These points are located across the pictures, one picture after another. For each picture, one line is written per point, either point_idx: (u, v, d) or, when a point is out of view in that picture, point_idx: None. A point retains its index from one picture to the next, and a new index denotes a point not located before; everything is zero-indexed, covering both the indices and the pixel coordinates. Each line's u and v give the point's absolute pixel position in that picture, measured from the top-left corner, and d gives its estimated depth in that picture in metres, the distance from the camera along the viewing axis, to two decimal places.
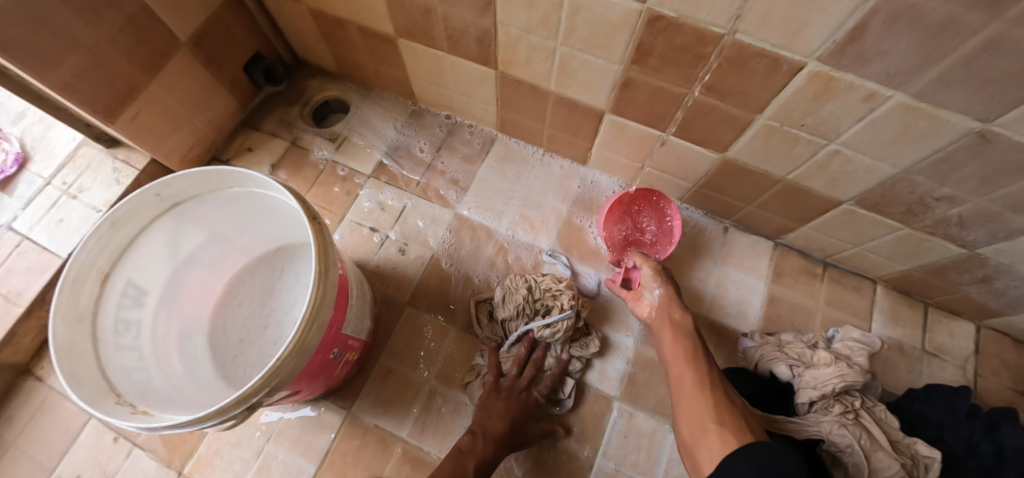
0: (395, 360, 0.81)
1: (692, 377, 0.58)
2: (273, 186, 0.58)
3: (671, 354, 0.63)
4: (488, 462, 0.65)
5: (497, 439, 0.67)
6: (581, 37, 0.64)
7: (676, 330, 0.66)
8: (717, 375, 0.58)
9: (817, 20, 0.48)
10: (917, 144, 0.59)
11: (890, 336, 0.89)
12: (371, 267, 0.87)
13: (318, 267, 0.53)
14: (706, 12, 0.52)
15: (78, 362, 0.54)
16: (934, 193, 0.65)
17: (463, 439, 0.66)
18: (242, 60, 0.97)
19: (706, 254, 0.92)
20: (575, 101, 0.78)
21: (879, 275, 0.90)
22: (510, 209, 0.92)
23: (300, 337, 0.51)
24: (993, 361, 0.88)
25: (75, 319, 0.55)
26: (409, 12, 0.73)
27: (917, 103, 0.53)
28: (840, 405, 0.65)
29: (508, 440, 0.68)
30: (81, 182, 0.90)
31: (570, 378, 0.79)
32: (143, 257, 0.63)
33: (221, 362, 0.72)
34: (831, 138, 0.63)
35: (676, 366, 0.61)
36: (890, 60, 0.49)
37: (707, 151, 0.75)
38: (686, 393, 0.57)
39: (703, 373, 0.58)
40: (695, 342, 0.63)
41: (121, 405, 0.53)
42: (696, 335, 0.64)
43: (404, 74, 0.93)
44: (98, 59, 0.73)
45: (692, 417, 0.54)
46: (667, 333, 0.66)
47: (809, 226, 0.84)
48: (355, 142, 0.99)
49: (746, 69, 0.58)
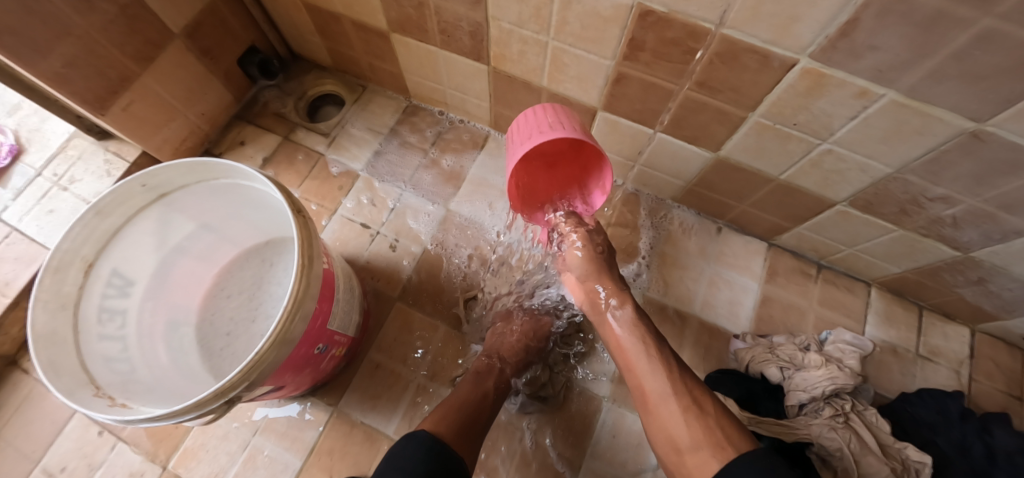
0: (384, 355, 0.80)
1: (653, 390, 0.56)
2: (258, 178, 0.57)
3: (626, 363, 0.61)
4: (503, 382, 0.70)
5: (510, 364, 0.72)
6: (572, 32, 0.64)
7: (624, 324, 0.63)
8: (679, 366, 0.58)
9: (807, 15, 0.48)
10: (909, 143, 0.58)
11: (884, 338, 0.88)
12: (361, 261, 0.87)
13: (301, 259, 0.53)
14: (696, 7, 0.52)
15: (58, 351, 0.53)
16: (927, 193, 0.64)
17: (479, 363, 0.71)
18: (237, 53, 0.97)
19: (699, 254, 0.91)
20: (568, 97, 0.78)
21: (873, 276, 0.89)
22: (502, 206, 0.91)
23: (281, 329, 0.50)
24: (988, 364, 0.87)
25: (56, 307, 0.55)
26: (402, 6, 0.73)
27: (909, 100, 0.53)
28: (830, 409, 0.65)
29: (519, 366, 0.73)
30: (73, 173, 0.90)
31: (559, 376, 0.79)
32: (129, 246, 0.63)
33: (208, 354, 0.72)
34: (823, 137, 0.63)
35: (632, 375, 0.59)
36: (881, 56, 0.49)
37: (699, 149, 0.75)
38: (655, 404, 0.55)
39: (664, 374, 0.56)
40: (644, 333, 0.61)
41: (99, 397, 0.52)
42: (645, 321, 0.63)
43: (398, 69, 0.93)
44: (90, 49, 0.73)
45: (667, 427, 0.53)
46: (615, 329, 0.63)
47: (803, 226, 0.83)
48: (348, 137, 0.98)
49: (738, 65, 0.57)
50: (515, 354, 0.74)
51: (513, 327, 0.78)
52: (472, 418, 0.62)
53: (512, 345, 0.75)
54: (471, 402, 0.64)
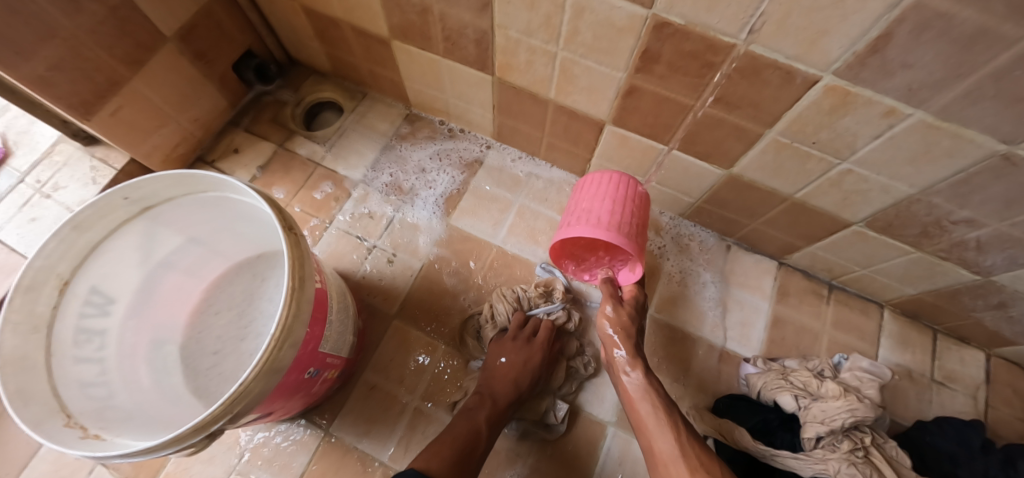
0: (380, 375, 0.76)
1: (665, 452, 0.55)
2: (249, 192, 0.54)
3: (636, 422, 0.59)
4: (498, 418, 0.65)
5: (504, 396, 0.68)
6: (583, 42, 0.61)
7: (636, 391, 0.61)
8: (692, 439, 0.55)
9: (837, 28, 0.45)
10: (936, 165, 0.55)
11: (898, 362, 0.85)
12: (357, 276, 0.83)
13: (292, 280, 0.49)
14: (718, 19, 0.49)
15: (29, 376, 0.49)
16: (951, 216, 0.62)
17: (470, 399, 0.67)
18: (233, 57, 0.93)
19: (708, 273, 0.88)
20: (575, 110, 0.75)
21: (887, 298, 0.86)
22: (505, 220, 0.88)
23: (269, 356, 0.46)
24: (1005, 391, 0.84)
25: (28, 329, 0.50)
26: (405, 12, 0.70)
27: (939, 121, 0.50)
28: (849, 442, 0.61)
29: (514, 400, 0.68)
30: (57, 179, 0.86)
31: (563, 401, 0.75)
32: (111, 262, 0.59)
33: (193, 374, 0.68)
34: (844, 156, 0.60)
35: (643, 436, 0.58)
36: (914, 74, 0.46)
37: (712, 166, 0.72)
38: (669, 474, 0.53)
39: (677, 443, 0.55)
40: (658, 396, 0.60)
41: (70, 428, 0.48)
42: (659, 388, 0.61)
43: (399, 76, 0.90)
44: (76, 51, 0.69)
45: None
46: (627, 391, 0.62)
47: (816, 246, 0.80)
48: (346, 146, 0.95)
49: (758, 80, 0.55)
50: (518, 375, 0.69)
51: (518, 342, 0.73)
52: (466, 455, 0.59)
53: (515, 364, 0.70)
54: (461, 439, 0.60)
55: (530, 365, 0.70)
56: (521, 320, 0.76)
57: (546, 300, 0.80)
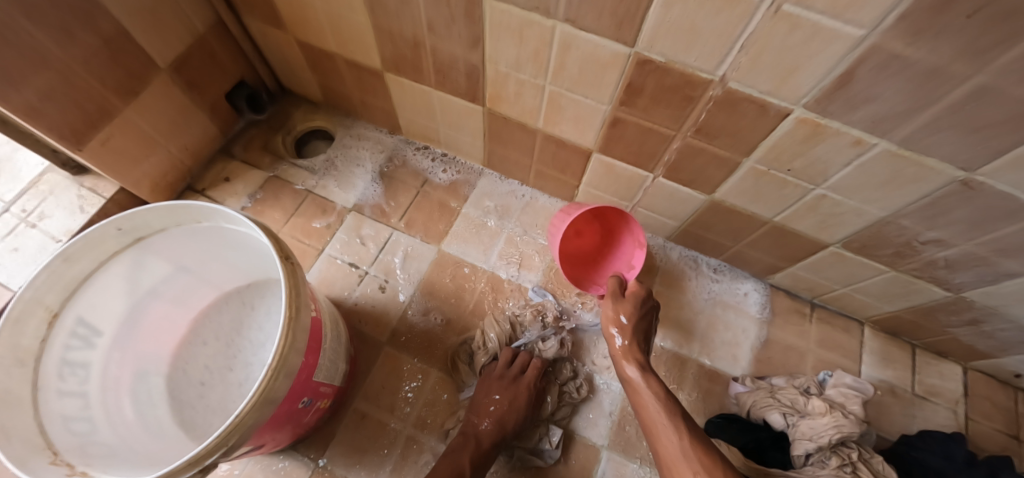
0: (371, 404, 0.75)
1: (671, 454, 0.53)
2: (244, 222, 0.54)
3: (648, 426, 0.58)
4: (485, 457, 0.65)
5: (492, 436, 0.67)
6: (570, 76, 0.64)
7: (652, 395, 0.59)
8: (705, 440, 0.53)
9: (805, 66, 0.49)
10: (904, 189, 0.59)
11: (882, 379, 0.87)
12: (349, 304, 0.83)
13: (288, 310, 0.49)
14: (695, 56, 0.53)
15: (13, 413, 0.47)
16: (921, 237, 0.65)
17: (457, 439, 0.67)
18: (225, 86, 0.95)
19: (695, 294, 0.90)
20: (563, 139, 0.77)
21: (866, 316, 0.89)
22: (495, 245, 0.89)
23: (264, 388, 0.46)
24: (985, 403, 0.87)
25: (11, 363, 0.49)
26: (398, 45, 0.73)
27: (903, 150, 0.54)
28: (837, 458, 0.61)
29: (501, 439, 0.68)
30: (43, 209, 0.85)
31: (557, 427, 0.75)
32: (98, 293, 0.58)
33: (179, 406, 0.66)
34: (818, 183, 0.63)
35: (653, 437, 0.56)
36: (878, 107, 0.50)
37: (694, 192, 0.75)
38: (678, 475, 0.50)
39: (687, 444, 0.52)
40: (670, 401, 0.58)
41: (57, 465, 0.46)
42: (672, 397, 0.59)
43: (390, 106, 0.92)
44: (69, 82, 0.70)
45: None
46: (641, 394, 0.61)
47: (797, 266, 0.83)
48: (337, 173, 0.96)
49: (735, 112, 0.58)
50: (505, 414, 0.69)
51: (505, 380, 0.73)
52: None
53: (503, 403, 0.70)
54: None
55: (517, 403, 0.70)
56: (512, 355, 0.76)
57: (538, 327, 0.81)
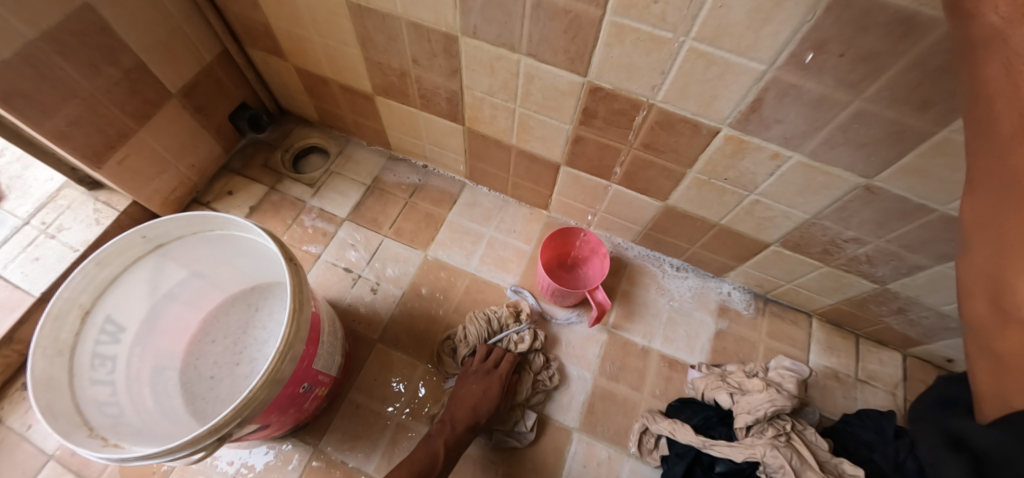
0: (365, 394, 0.83)
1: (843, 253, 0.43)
2: (253, 229, 0.63)
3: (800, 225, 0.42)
4: (458, 443, 0.72)
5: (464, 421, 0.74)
6: (535, 101, 0.74)
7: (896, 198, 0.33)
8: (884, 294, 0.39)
9: (723, 94, 0.59)
10: (820, 195, 0.69)
11: (827, 365, 0.97)
12: (343, 305, 0.91)
13: (293, 303, 0.58)
14: (636, 85, 0.63)
15: (54, 395, 0.55)
16: (842, 236, 0.75)
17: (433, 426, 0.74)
18: (228, 109, 1.04)
19: (658, 291, 0.99)
20: (535, 154, 0.87)
21: (813, 309, 0.99)
22: (477, 250, 0.99)
23: (273, 369, 0.54)
24: (920, 385, 0.96)
25: (53, 353, 0.57)
26: (387, 74, 0.83)
27: (813, 162, 0.64)
28: (772, 429, 0.71)
29: (474, 424, 0.74)
30: (61, 221, 0.93)
31: (532, 412, 0.83)
32: (124, 294, 0.66)
33: (191, 397, 0.74)
34: (752, 190, 0.74)
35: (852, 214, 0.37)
36: (784, 127, 0.60)
37: (651, 199, 0.85)
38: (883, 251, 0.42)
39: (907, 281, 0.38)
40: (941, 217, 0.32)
41: (94, 438, 0.54)
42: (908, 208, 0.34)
43: (380, 126, 1.01)
44: (94, 109, 0.78)
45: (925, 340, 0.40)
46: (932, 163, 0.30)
47: (746, 265, 0.93)
48: (332, 186, 1.05)
49: (674, 131, 0.68)
50: (480, 401, 0.76)
51: (480, 372, 0.80)
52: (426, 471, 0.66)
53: (476, 391, 0.77)
54: (418, 462, 0.67)
55: (492, 390, 0.77)
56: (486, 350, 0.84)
57: (515, 321, 0.88)
